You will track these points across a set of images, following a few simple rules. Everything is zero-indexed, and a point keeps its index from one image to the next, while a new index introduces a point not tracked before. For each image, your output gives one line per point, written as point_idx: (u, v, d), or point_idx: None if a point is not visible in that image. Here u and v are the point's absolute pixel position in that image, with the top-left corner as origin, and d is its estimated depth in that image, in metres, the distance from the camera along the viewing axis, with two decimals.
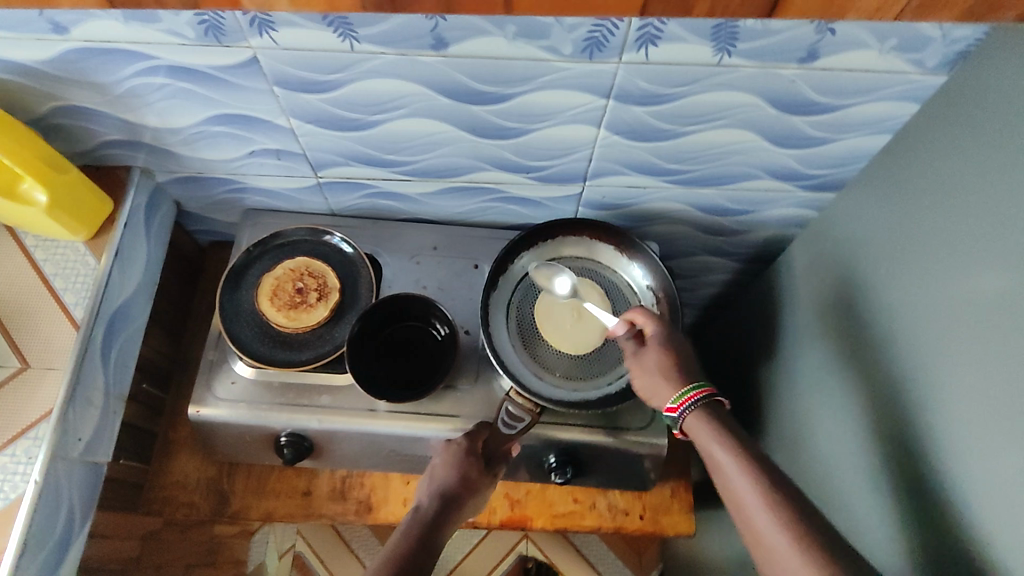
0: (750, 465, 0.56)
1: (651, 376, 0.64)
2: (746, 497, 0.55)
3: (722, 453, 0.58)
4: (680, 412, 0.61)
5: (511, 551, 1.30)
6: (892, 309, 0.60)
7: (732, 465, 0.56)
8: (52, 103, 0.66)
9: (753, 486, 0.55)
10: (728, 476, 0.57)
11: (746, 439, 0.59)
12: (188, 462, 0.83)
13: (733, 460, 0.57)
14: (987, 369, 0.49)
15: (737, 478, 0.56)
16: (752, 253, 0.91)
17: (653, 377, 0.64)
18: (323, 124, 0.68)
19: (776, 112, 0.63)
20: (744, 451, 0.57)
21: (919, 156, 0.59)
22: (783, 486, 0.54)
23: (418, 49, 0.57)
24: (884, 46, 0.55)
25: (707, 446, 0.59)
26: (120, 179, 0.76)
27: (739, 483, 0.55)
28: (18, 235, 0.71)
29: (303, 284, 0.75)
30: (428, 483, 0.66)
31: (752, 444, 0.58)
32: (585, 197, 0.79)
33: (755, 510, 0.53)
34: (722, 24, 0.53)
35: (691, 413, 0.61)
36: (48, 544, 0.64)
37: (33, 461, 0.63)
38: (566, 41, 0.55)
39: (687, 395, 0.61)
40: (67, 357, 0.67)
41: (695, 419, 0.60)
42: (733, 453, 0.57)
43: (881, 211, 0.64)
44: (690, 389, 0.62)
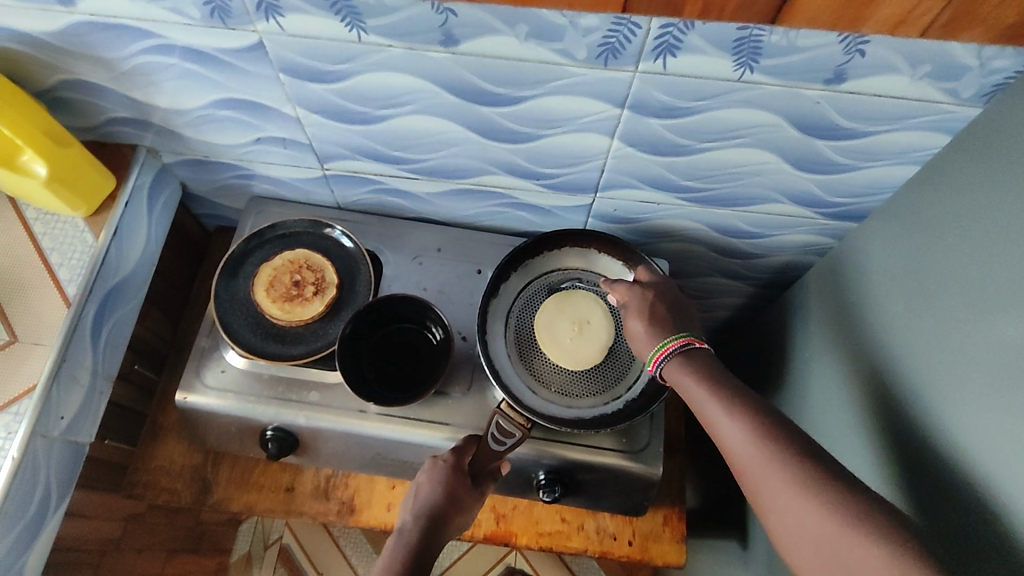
0: (721, 391, 0.55)
1: (636, 342, 0.65)
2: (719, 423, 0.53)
3: (694, 385, 0.57)
4: (659, 365, 0.61)
5: (499, 561, 1.27)
6: (906, 349, 0.57)
7: (706, 398, 0.55)
8: (61, 76, 0.66)
9: (723, 409, 0.54)
10: (702, 405, 0.55)
11: (720, 369, 0.58)
12: (174, 447, 0.81)
13: (704, 389, 0.56)
14: (1000, 421, 0.45)
15: (709, 406, 0.55)
16: (768, 279, 0.88)
17: (639, 343, 0.65)
18: (329, 116, 0.66)
19: (799, 134, 0.60)
20: (715, 381, 0.56)
21: (947, 191, 0.56)
22: (755, 407, 0.53)
23: (427, 44, 0.55)
24: (916, 73, 0.52)
25: (682, 382, 0.58)
26: (126, 157, 0.75)
27: (711, 409, 0.54)
28: (19, 206, 0.71)
29: (301, 277, 0.73)
30: (413, 501, 0.63)
31: (727, 373, 0.57)
32: (596, 208, 0.77)
33: (730, 434, 0.52)
34: (745, 37, 0.50)
35: (668, 365, 0.60)
36: (19, 520, 0.63)
37: (11, 436, 0.62)
38: (580, 45, 0.53)
39: (664, 348, 0.61)
40: (55, 334, 0.66)
41: (672, 369, 0.60)
42: (702, 384, 0.56)
43: (904, 246, 0.61)
44: (669, 340, 0.62)
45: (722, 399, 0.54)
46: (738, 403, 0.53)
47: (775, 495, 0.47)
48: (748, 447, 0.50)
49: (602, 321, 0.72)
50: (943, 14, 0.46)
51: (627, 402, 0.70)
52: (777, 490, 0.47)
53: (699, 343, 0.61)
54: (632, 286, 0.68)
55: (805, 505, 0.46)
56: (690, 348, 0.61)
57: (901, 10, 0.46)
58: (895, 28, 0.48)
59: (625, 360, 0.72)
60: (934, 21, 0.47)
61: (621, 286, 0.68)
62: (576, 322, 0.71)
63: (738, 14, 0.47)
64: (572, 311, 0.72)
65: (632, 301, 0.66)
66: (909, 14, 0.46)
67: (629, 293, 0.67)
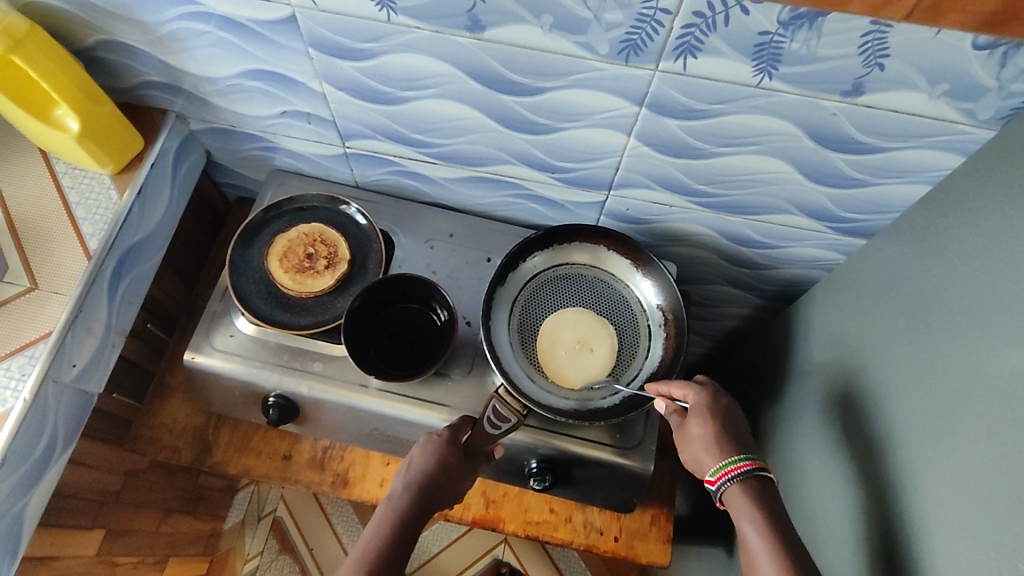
0: (784, 558, 0.54)
1: (692, 446, 0.63)
2: None
3: (756, 536, 0.56)
4: (719, 485, 0.60)
5: (487, 553, 1.28)
6: (903, 367, 0.58)
7: (746, 509, 0.57)
8: (100, 37, 0.68)
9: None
10: (758, 562, 0.55)
11: (787, 528, 0.57)
12: (179, 407, 0.83)
13: (766, 548, 0.55)
14: (991, 440, 0.46)
15: (765, 567, 0.54)
16: (775, 291, 0.88)
17: (696, 448, 0.63)
18: (354, 93, 0.68)
19: (814, 145, 0.61)
20: (780, 543, 0.55)
21: (955, 215, 0.57)
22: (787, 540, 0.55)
23: (453, 29, 0.56)
24: (934, 91, 0.52)
25: (743, 525, 0.57)
26: (155, 121, 0.78)
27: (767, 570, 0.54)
28: (49, 159, 0.73)
29: (314, 250, 0.75)
30: (404, 471, 0.64)
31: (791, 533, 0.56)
32: (608, 206, 0.78)
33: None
34: (765, 43, 0.51)
35: (729, 488, 0.59)
36: (26, 460, 0.65)
37: (24, 379, 0.64)
38: (602, 39, 0.54)
39: (734, 464, 0.60)
40: (74, 284, 0.68)
41: (734, 492, 0.59)
42: (765, 539, 0.55)
43: (909, 266, 0.61)
44: (735, 460, 0.60)
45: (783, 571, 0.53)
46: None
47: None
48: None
49: (598, 372, 0.71)
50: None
51: (624, 398, 0.70)
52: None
53: (769, 472, 0.60)
54: (700, 389, 0.66)
55: None
56: (765, 481, 0.59)
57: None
58: (881, 8, 0.45)
59: (625, 358, 0.72)
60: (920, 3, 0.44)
61: (686, 386, 0.66)
62: (589, 346, 0.72)
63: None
64: (595, 335, 0.72)
65: (699, 405, 0.64)
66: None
67: (697, 395, 0.65)
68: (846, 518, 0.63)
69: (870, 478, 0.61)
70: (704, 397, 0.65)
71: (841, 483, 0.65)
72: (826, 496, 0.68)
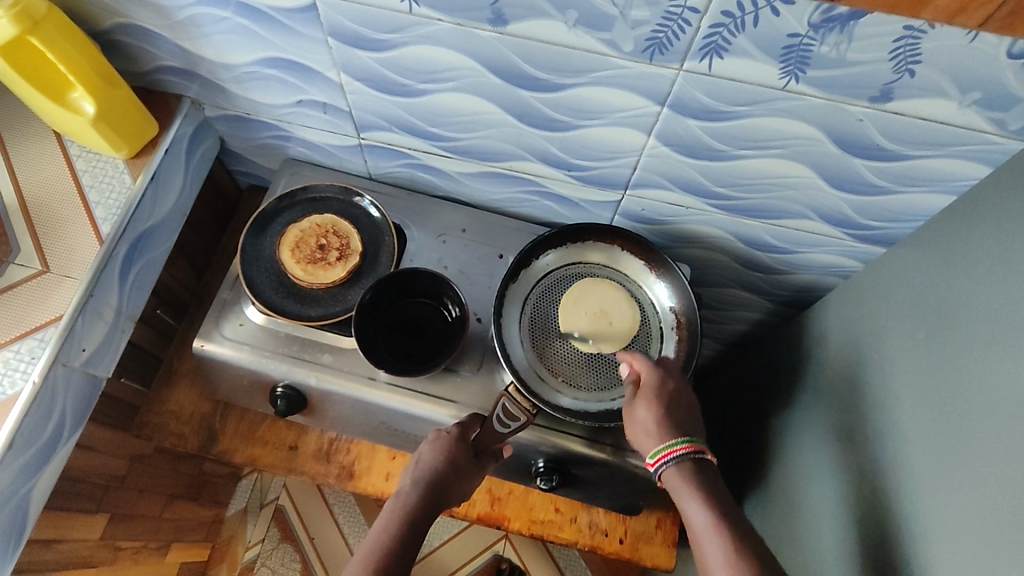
0: (726, 532, 0.55)
1: (636, 427, 0.63)
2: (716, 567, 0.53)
3: (700, 512, 0.56)
4: (657, 466, 0.61)
5: (488, 549, 1.28)
6: (920, 380, 0.57)
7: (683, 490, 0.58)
8: (117, 20, 0.68)
9: (725, 551, 0.53)
10: (702, 539, 0.56)
11: (731, 509, 0.57)
12: (186, 394, 0.83)
13: (709, 522, 0.56)
14: (1001, 458, 0.46)
15: (709, 542, 0.55)
16: (789, 296, 0.87)
17: (639, 430, 0.63)
18: (370, 84, 0.67)
19: (837, 150, 0.60)
20: (724, 519, 0.56)
21: (980, 225, 0.55)
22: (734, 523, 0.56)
23: (475, 21, 0.56)
24: (965, 100, 0.51)
25: (685, 503, 0.58)
26: (170, 106, 0.77)
27: (711, 545, 0.54)
28: (64, 142, 0.73)
29: (326, 241, 0.74)
30: (413, 468, 0.64)
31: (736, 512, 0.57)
32: (623, 206, 0.77)
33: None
34: (794, 45, 0.50)
35: (668, 469, 0.60)
36: (34, 444, 0.64)
37: (34, 361, 0.64)
38: (627, 36, 0.53)
39: (672, 446, 0.60)
40: (85, 268, 0.67)
41: (672, 474, 0.60)
42: (709, 516, 0.56)
43: (929, 275, 0.60)
44: (674, 442, 0.61)
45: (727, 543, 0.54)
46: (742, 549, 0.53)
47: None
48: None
49: (608, 345, 0.71)
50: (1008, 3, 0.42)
51: None
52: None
53: (707, 453, 0.61)
54: (658, 369, 0.65)
55: None
56: (702, 462, 0.60)
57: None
58: (954, 16, 0.44)
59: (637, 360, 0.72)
60: (998, 10, 0.43)
61: (644, 362, 0.66)
62: (608, 317, 0.72)
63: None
64: (618, 309, 0.73)
65: (649, 383, 0.64)
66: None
67: (651, 374, 0.65)
68: (847, 529, 0.63)
69: (875, 489, 0.60)
70: (656, 376, 0.65)
71: (845, 492, 0.65)
72: (829, 505, 0.67)
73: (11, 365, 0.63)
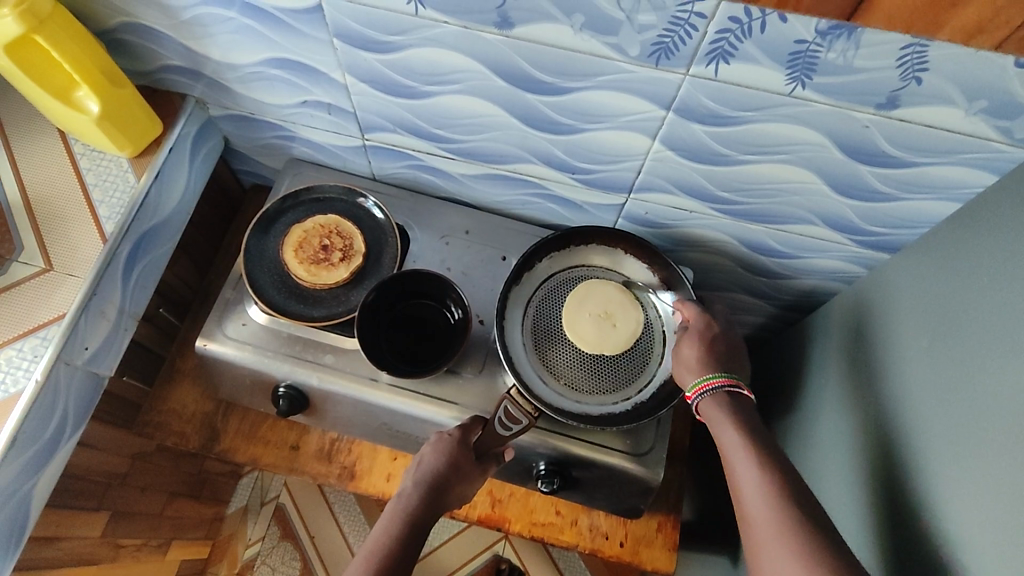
0: (758, 452, 0.56)
1: (680, 365, 0.66)
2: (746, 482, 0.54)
3: (731, 435, 0.57)
4: (694, 399, 0.62)
5: (487, 549, 1.28)
6: (926, 387, 0.57)
7: (718, 419, 0.59)
8: (123, 19, 0.68)
9: (754, 470, 0.54)
10: (734, 461, 0.56)
11: (765, 436, 0.58)
12: (188, 393, 0.83)
13: (741, 443, 0.56)
14: (1007, 465, 0.46)
15: (740, 462, 0.56)
16: (791, 301, 0.87)
17: (683, 368, 0.65)
18: (375, 86, 0.67)
19: (843, 157, 0.60)
20: (756, 441, 0.56)
21: (986, 232, 0.55)
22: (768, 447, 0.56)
23: (481, 25, 0.56)
24: (972, 107, 0.51)
25: (719, 430, 0.59)
26: (174, 105, 0.77)
27: (742, 465, 0.55)
28: (68, 140, 0.73)
29: (329, 242, 0.74)
30: (415, 469, 0.64)
31: (769, 440, 0.58)
32: (628, 209, 0.77)
33: (751, 490, 0.53)
34: (801, 52, 0.50)
35: (704, 401, 0.62)
36: (36, 442, 0.65)
37: (37, 360, 0.64)
38: (633, 41, 0.53)
39: (709, 379, 0.62)
40: (89, 267, 0.68)
41: (707, 405, 0.61)
42: (741, 437, 0.57)
43: (934, 282, 0.60)
44: (712, 376, 0.62)
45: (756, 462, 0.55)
46: (770, 469, 0.54)
47: (770, 554, 0.49)
48: (767, 510, 0.51)
49: (610, 347, 0.70)
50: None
51: (636, 405, 0.70)
52: (775, 549, 0.49)
53: (744, 389, 0.62)
54: (704, 314, 0.68)
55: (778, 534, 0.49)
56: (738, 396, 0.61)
57: (982, 16, 0.43)
58: (972, 37, 0.45)
59: (640, 363, 0.71)
60: (1014, 33, 0.44)
61: (693, 309, 0.69)
62: (614, 320, 0.71)
63: (812, 6, 0.46)
64: (624, 312, 0.71)
65: (696, 327, 0.67)
66: (988, 23, 0.44)
67: (697, 319, 0.67)
68: (856, 537, 0.62)
69: (884, 498, 0.60)
70: (701, 321, 0.67)
71: (853, 499, 0.65)
72: (837, 512, 0.67)
73: (13, 363, 0.63)
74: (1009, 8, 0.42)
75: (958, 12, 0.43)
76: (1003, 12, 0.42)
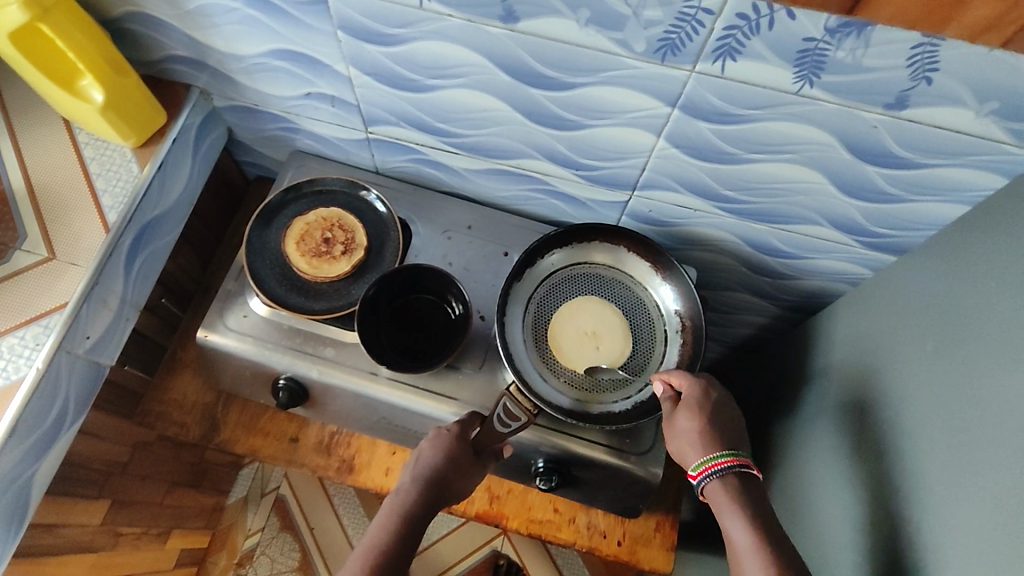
0: (768, 549, 0.55)
1: (679, 439, 0.63)
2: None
3: (741, 529, 0.57)
4: (700, 479, 0.61)
5: (486, 544, 1.28)
6: (929, 391, 0.56)
7: (726, 505, 0.59)
8: (128, 8, 0.68)
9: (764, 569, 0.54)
10: (742, 556, 0.56)
11: (772, 524, 0.57)
12: (189, 384, 0.83)
13: (752, 541, 0.56)
14: (1009, 474, 0.45)
15: (749, 559, 0.55)
16: (796, 302, 0.87)
17: (681, 442, 0.63)
18: (379, 78, 0.67)
19: (850, 157, 0.59)
20: (765, 535, 0.56)
21: (995, 236, 0.54)
22: (774, 539, 0.56)
23: (485, 18, 0.55)
24: (982, 109, 0.50)
25: (726, 519, 0.58)
26: (179, 96, 0.77)
27: (751, 563, 0.55)
28: (73, 129, 0.73)
29: (331, 235, 0.74)
30: (413, 466, 0.63)
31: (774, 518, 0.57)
32: (631, 206, 0.76)
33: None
34: (809, 50, 0.49)
35: (711, 483, 0.60)
36: (37, 430, 0.65)
37: (39, 348, 0.64)
38: (639, 37, 0.52)
39: (716, 460, 0.61)
40: (92, 256, 0.68)
41: (715, 488, 0.60)
42: (751, 531, 0.56)
43: (942, 285, 0.59)
44: (720, 456, 0.61)
45: (766, 561, 0.54)
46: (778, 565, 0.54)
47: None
48: None
49: (582, 367, 0.70)
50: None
51: (636, 404, 0.69)
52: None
53: (752, 468, 0.61)
54: (696, 380, 0.66)
55: None
56: (747, 476, 0.61)
57: (992, 13, 0.42)
58: (980, 34, 0.44)
59: (641, 363, 0.71)
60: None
61: (683, 376, 0.66)
62: (596, 343, 0.71)
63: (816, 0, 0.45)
64: (611, 339, 0.71)
65: (691, 397, 0.64)
66: (998, 20, 0.43)
67: (691, 387, 0.65)
68: (853, 541, 0.62)
69: (883, 504, 0.59)
70: (698, 390, 0.65)
71: (851, 503, 0.64)
72: (836, 516, 0.66)
73: (15, 351, 0.63)
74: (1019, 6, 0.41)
75: (967, 9, 0.42)
76: (1013, 9, 0.42)
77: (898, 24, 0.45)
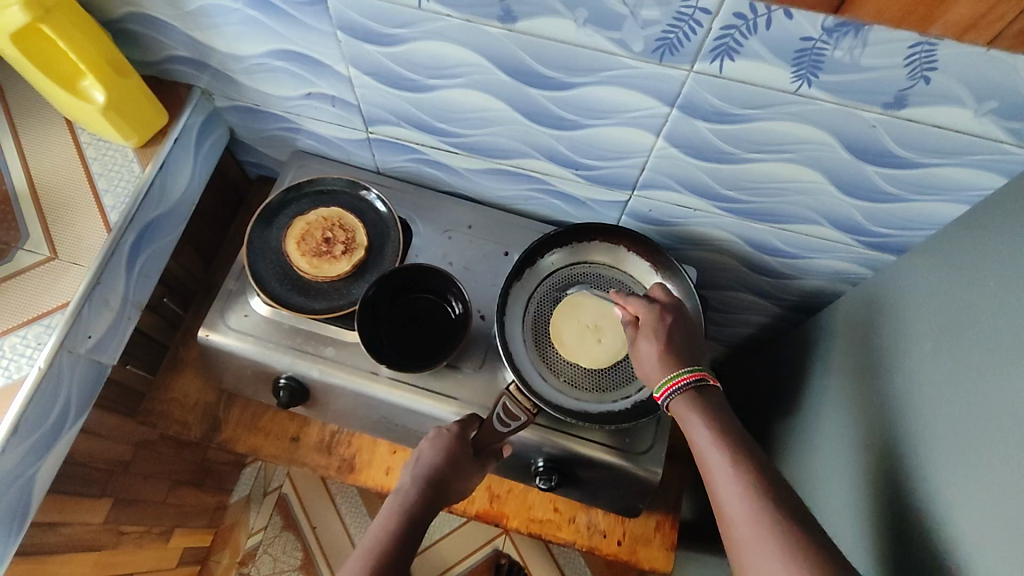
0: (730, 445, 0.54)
1: (643, 366, 0.63)
2: (720, 477, 0.53)
3: (702, 430, 0.56)
4: (664, 400, 0.60)
5: (487, 544, 1.28)
6: (929, 390, 0.56)
7: (687, 410, 0.58)
8: (129, 9, 0.68)
9: (728, 465, 0.53)
10: (706, 456, 0.55)
11: (733, 423, 0.57)
12: (191, 383, 0.83)
13: (714, 440, 0.55)
14: (1012, 472, 0.45)
15: (712, 457, 0.55)
16: (797, 302, 0.87)
17: (645, 368, 0.62)
18: (379, 78, 0.67)
19: (849, 157, 0.59)
20: (726, 432, 0.55)
21: (994, 235, 0.54)
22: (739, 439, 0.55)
23: (484, 18, 0.55)
24: (980, 108, 0.50)
25: (689, 425, 0.57)
26: (181, 96, 0.78)
27: (715, 461, 0.54)
28: (75, 130, 0.74)
29: (332, 234, 0.74)
30: (413, 465, 0.64)
31: (737, 424, 0.57)
32: (631, 206, 0.76)
33: (728, 489, 0.52)
34: (807, 49, 0.49)
35: (674, 401, 0.59)
36: (39, 429, 0.65)
37: (41, 347, 0.64)
38: (637, 36, 0.53)
39: (675, 378, 0.59)
40: (93, 256, 0.68)
41: (678, 403, 0.59)
42: (712, 432, 0.55)
43: (942, 284, 0.59)
44: (677, 374, 0.60)
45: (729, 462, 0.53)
46: (740, 462, 0.53)
47: (750, 552, 0.49)
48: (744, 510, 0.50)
49: (583, 360, 0.70)
50: (1017, 21, 0.43)
51: (636, 403, 0.69)
52: (761, 554, 0.48)
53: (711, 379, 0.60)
54: (652, 305, 0.65)
55: (755, 538, 0.49)
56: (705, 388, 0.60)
57: (974, 12, 0.43)
58: (964, 33, 0.44)
59: None
60: (1009, 29, 0.43)
61: (638, 303, 0.65)
62: (598, 336, 0.70)
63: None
64: (612, 332, 0.70)
65: (648, 323, 0.64)
66: (982, 19, 0.43)
67: (646, 312, 0.64)
68: (855, 541, 0.62)
69: (885, 505, 0.59)
70: (653, 314, 0.64)
71: (853, 502, 0.64)
72: (837, 517, 0.66)
73: (17, 351, 0.64)
74: (1002, 4, 0.42)
75: (950, 7, 0.43)
76: (997, 8, 0.42)
77: (882, 23, 0.46)
